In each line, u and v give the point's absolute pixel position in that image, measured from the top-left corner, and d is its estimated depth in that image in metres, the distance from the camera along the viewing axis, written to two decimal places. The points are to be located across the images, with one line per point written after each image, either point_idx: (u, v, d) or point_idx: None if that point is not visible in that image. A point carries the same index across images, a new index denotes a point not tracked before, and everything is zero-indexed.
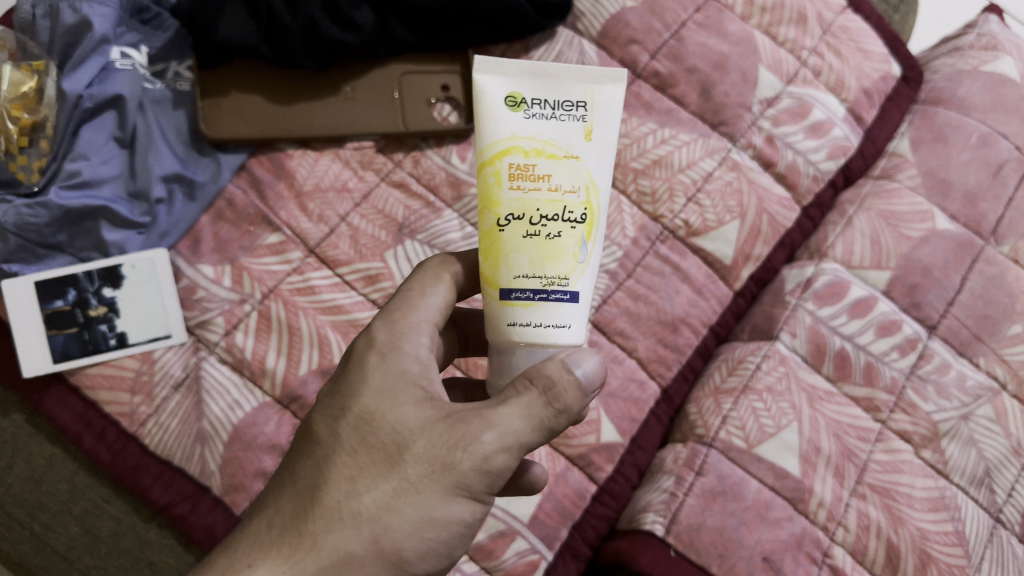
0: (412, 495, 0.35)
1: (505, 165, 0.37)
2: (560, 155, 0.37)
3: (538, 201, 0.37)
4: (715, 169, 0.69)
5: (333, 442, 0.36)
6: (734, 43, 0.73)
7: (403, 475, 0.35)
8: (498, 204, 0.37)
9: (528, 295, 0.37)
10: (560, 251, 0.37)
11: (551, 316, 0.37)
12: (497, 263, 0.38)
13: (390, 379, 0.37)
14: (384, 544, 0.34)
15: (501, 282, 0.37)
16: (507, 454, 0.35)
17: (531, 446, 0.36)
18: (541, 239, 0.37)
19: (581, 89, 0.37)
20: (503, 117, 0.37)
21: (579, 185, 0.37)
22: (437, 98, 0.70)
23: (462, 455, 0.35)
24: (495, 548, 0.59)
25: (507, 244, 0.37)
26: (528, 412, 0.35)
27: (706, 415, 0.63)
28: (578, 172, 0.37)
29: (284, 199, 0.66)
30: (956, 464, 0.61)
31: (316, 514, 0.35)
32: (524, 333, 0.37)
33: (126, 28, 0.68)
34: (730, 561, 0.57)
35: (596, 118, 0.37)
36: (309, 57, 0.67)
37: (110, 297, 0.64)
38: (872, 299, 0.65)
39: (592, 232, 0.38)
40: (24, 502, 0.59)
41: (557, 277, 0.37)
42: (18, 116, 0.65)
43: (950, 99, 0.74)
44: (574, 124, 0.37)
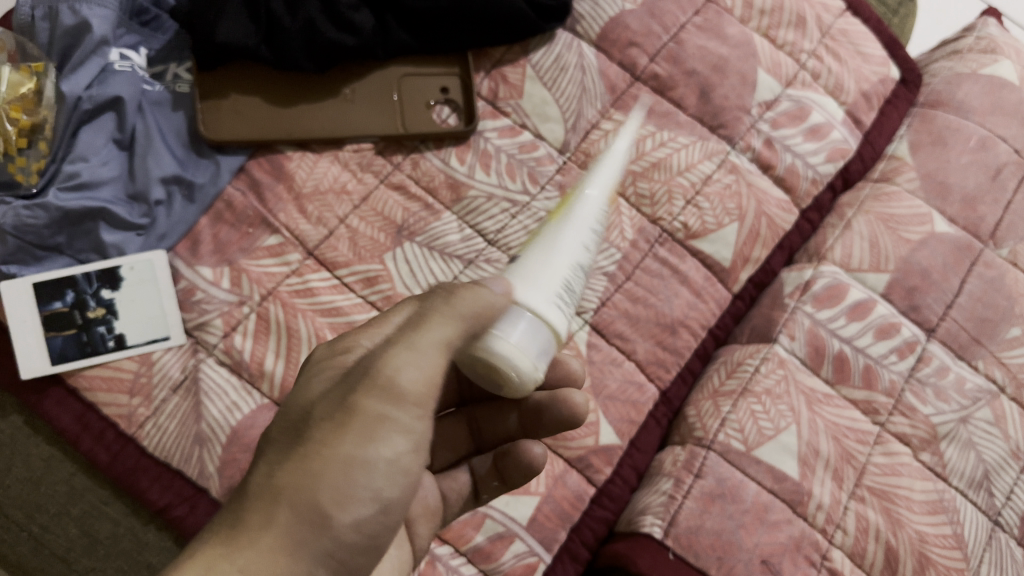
0: (324, 449, 0.34)
1: None
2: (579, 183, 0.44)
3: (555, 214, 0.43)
4: (714, 172, 0.69)
5: (264, 437, 0.37)
6: (733, 45, 0.73)
7: (314, 434, 0.35)
8: None
9: None
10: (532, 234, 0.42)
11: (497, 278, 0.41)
12: None
13: (304, 372, 0.39)
14: (302, 503, 0.33)
15: None
16: (414, 374, 0.35)
17: (444, 366, 0.36)
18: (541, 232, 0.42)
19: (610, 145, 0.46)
20: None
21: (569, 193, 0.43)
22: (436, 101, 0.70)
23: (366, 389, 0.35)
24: (493, 551, 0.59)
25: None
26: (431, 328, 0.36)
27: (704, 418, 0.63)
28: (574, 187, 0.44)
29: (283, 201, 0.66)
30: (954, 467, 0.61)
31: (243, 499, 0.34)
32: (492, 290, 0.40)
33: (125, 30, 0.69)
34: (729, 563, 0.57)
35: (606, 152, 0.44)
36: (309, 59, 0.67)
37: (109, 298, 0.64)
38: (871, 302, 0.65)
39: (556, 216, 0.41)
40: (22, 504, 0.59)
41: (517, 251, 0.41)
42: (17, 117, 0.64)
43: (948, 102, 0.75)
44: None
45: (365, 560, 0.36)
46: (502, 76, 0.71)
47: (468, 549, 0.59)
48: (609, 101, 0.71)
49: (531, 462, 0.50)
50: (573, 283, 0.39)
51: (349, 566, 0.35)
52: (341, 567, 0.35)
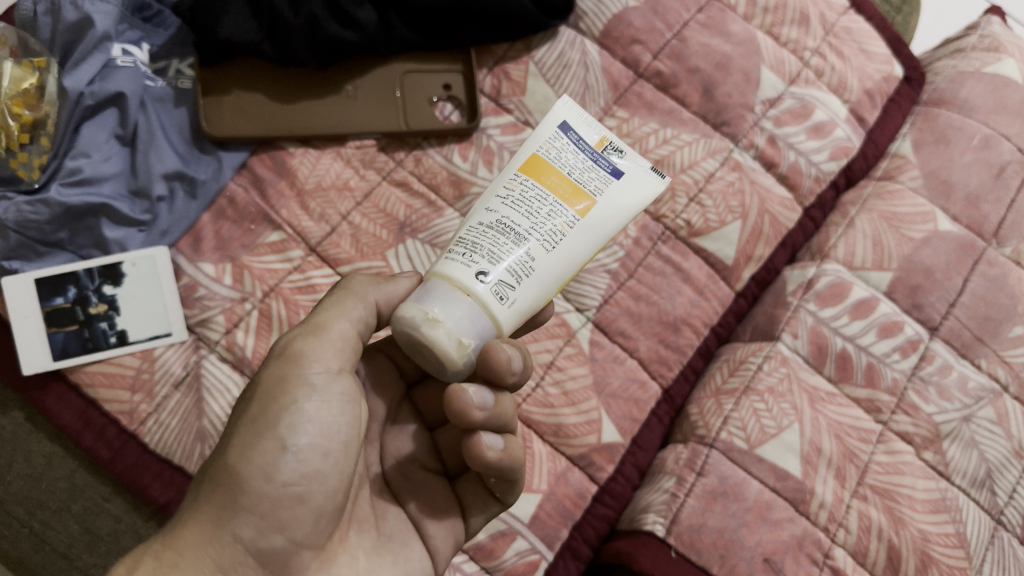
0: (243, 417, 0.42)
1: None
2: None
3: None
4: (717, 170, 0.69)
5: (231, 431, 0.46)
6: (736, 43, 0.73)
7: (234, 414, 0.44)
8: None
9: None
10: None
11: None
12: None
13: None
14: (220, 468, 0.41)
15: None
16: (300, 344, 0.43)
17: (330, 335, 0.43)
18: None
19: None
20: None
21: None
22: (439, 98, 0.70)
23: (270, 363, 0.43)
24: (494, 548, 0.59)
25: None
26: (317, 312, 0.45)
27: (707, 416, 0.63)
28: None
29: (285, 198, 0.66)
30: (957, 466, 0.61)
31: (193, 481, 0.44)
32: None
33: (127, 26, 0.68)
34: (731, 562, 0.57)
35: None
36: (311, 55, 0.67)
37: (111, 294, 0.63)
38: (874, 300, 0.65)
39: None
40: (23, 500, 0.59)
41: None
42: (19, 112, 0.64)
43: (952, 100, 0.74)
44: None
45: (292, 510, 0.41)
46: (506, 73, 0.71)
47: (469, 547, 0.59)
48: (611, 98, 0.71)
49: (489, 455, 0.43)
50: (475, 238, 0.40)
51: (275, 516, 0.41)
52: (267, 518, 0.41)
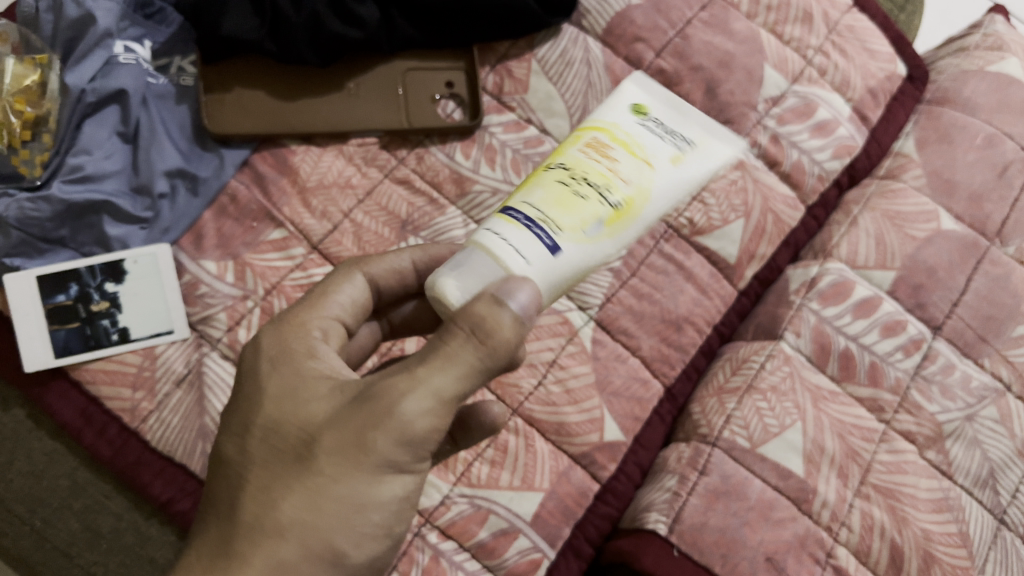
0: (332, 486, 0.33)
1: (590, 135, 0.39)
2: (638, 154, 0.38)
3: (591, 167, 0.37)
4: (720, 168, 0.69)
5: (242, 458, 0.36)
6: (739, 41, 0.73)
7: (318, 470, 0.34)
8: (559, 156, 0.39)
9: (520, 218, 0.36)
10: (577, 207, 0.36)
11: (517, 239, 0.35)
12: (519, 189, 0.38)
13: (293, 382, 0.36)
14: (314, 540, 0.33)
15: (510, 202, 0.37)
16: (429, 419, 0.33)
17: (455, 409, 0.34)
18: (567, 187, 0.36)
19: (698, 134, 0.41)
20: (618, 112, 0.41)
21: (633, 182, 0.38)
22: (441, 95, 0.70)
23: (379, 427, 0.33)
24: (497, 547, 0.59)
25: (539, 179, 0.38)
26: (450, 368, 0.33)
27: (709, 415, 0.63)
28: (642, 175, 0.38)
29: (287, 195, 0.66)
30: (960, 466, 0.61)
31: (235, 529, 0.34)
32: (488, 240, 0.35)
33: (129, 23, 0.68)
34: (733, 561, 0.57)
35: (687, 155, 0.40)
36: (314, 52, 0.67)
37: (113, 291, 0.63)
38: (877, 299, 0.65)
39: (612, 222, 0.37)
40: (24, 498, 0.59)
41: (552, 220, 0.35)
42: (21, 109, 0.65)
43: (955, 99, 0.74)
44: (669, 147, 0.40)
45: None
46: (508, 71, 0.71)
47: (471, 545, 0.59)
48: None
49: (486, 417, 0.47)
50: None
51: None
52: None
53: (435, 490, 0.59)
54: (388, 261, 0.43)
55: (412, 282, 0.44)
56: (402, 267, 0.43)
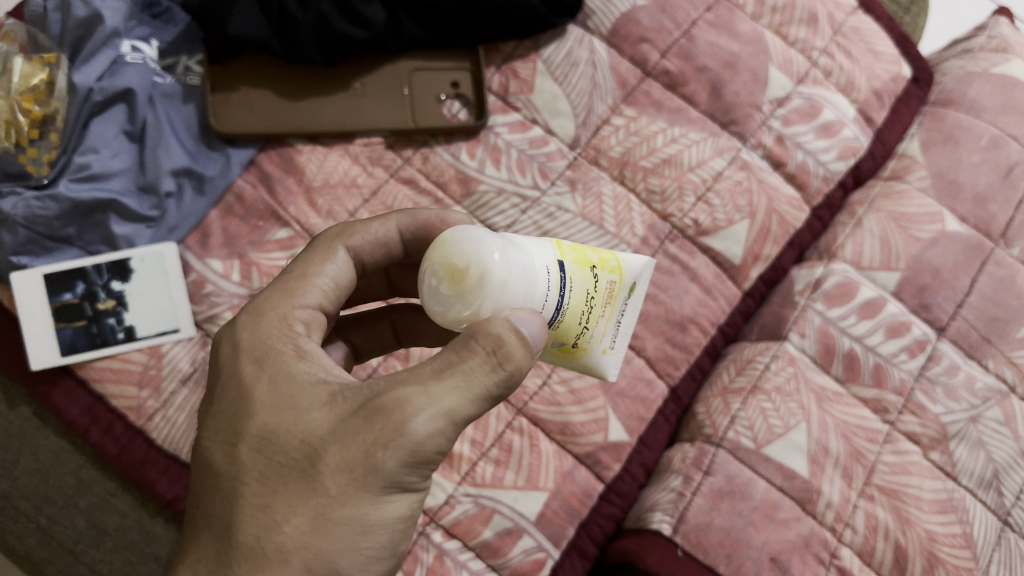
0: (336, 508, 0.33)
1: (616, 281, 0.41)
2: (609, 327, 0.42)
3: (596, 308, 0.40)
4: (725, 169, 0.69)
5: (236, 471, 0.35)
6: (744, 42, 0.73)
7: (322, 489, 0.33)
8: (603, 270, 0.40)
9: (561, 289, 0.37)
10: (568, 327, 0.38)
11: (550, 300, 0.36)
12: (575, 260, 0.38)
13: (288, 392, 0.35)
14: (318, 564, 0.33)
15: (564, 262, 0.37)
16: (437, 440, 0.33)
17: (464, 425, 0.34)
18: (583, 303, 0.38)
19: (620, 348, 0.44)
20: (630, 281, 0.43)
21: (588, 343, 0.41)
22: (447, 95, 0.71)
23: (386, 447, 0.33)
24: (501, 546, 0.59)
25: (586, 272, 0.38)
26: (460, 387, 0.33)
27: (714, 415, 0.63)
28: (595, 341, 0.41)
29: (293, 195, 0.66)
30: (964, 467, 0.61)
31: (235, 549, 0.34)
32: (541, 271, 0.35)
33: (136, 23, 0.68)
34: (738, 561, 0.57)
35: (611, 359, 0.43)
36: (321, 53, 0.67)
37: (119, 290, 0.64)
38: (881, 300, 0.65)
39: (553, 350, 0.40)
40: (30, 495, 0.59)
41: (560, 316, 0.37)
42: (29, 108, 0.65)
43: (960, 100, 0.74)
44: (611, 342, 0.43)
45: None
46: (513, 71, 0.71)
47: (475, 545, 0.59)
48: (619, 97, 0.71)
49: None
50: None
51: None
52: None
53: (439, 489, 0.59)
54: (370, 231, 0.43)
55: (396, 251, 0.45)
56: (387, 237, 0.44)
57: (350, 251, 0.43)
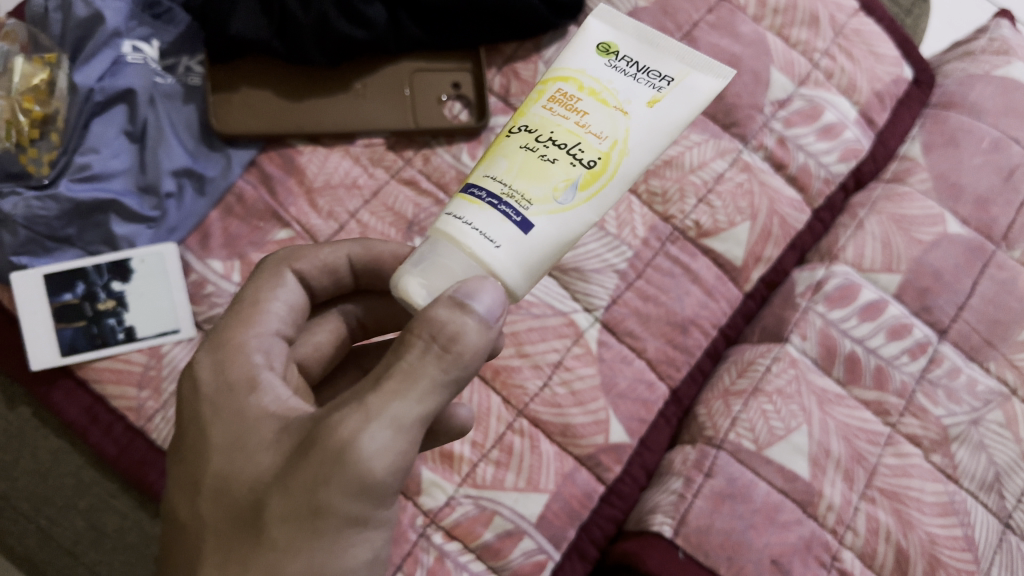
0: (288, 559, 0.32)
1: (556, 88, 0.39)
2: (610, 103, 0.38)
3: (557, 125, 0.37)
4: (726, 170, 0.69)
5: (199, 523, 0.36)
6: (745, 44, 0.72)
7: (271, 537, 0.33)
8: (524, 114, 0.38)
9: (481, 196, 0.36)
10: (546, 175, 0.36)
11: (484, 221, 0.35)
12: (483, 162, 0.38)
13: (240, 433, 0.35)
14: None
15: (473, 178, 0.37)
16: (381, 469, 0.32)
17: (415, 444, 0.33)
18: (534, 152, 0.36)
19: (676, 68, 0.39)
20: (590, 57, 0.40)
21: (608, 134, 0.37)
22: (448, 97, 0.70)
23: (329, 487, 0.32)
24: (502, 547, 0.59)
25: (503, 148, 0.37)
26: (402, 408, 0.32)
27: (715, 417, 0.63)
28: (617, 124, 0.37)
29: (294, 195, 0.66)
30: (965, 469, 0.61)
31: None
32: (449, 224, 0.35)
33: (137, 23, 0.68)
34: (739, 563, 0.57)
35: (667, 95, 0.39)
36: (321, 53, 0.67)
37: (119, 290, 0.63)
38: (883, 302, 0.65)
39: (590, 186, 0.36)
40: (29, 496, 0.59)
41: (520, 194, 0.35)
42: (30, 108, 0.65)
43: (961, 103, 0.74)
44: (644, 90, 0.39)
45: None
46: (515, 73, 0.71)
47: (476, 546, 0.59)
48: None
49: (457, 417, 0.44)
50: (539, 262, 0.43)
51: None
52: None
53: (440, 491, 0.59)
54: (320, 256, 0.44)
55: (344, 276, 0.46)
56: (336, 263, 0.45)
57: (298, 275, 0.43)
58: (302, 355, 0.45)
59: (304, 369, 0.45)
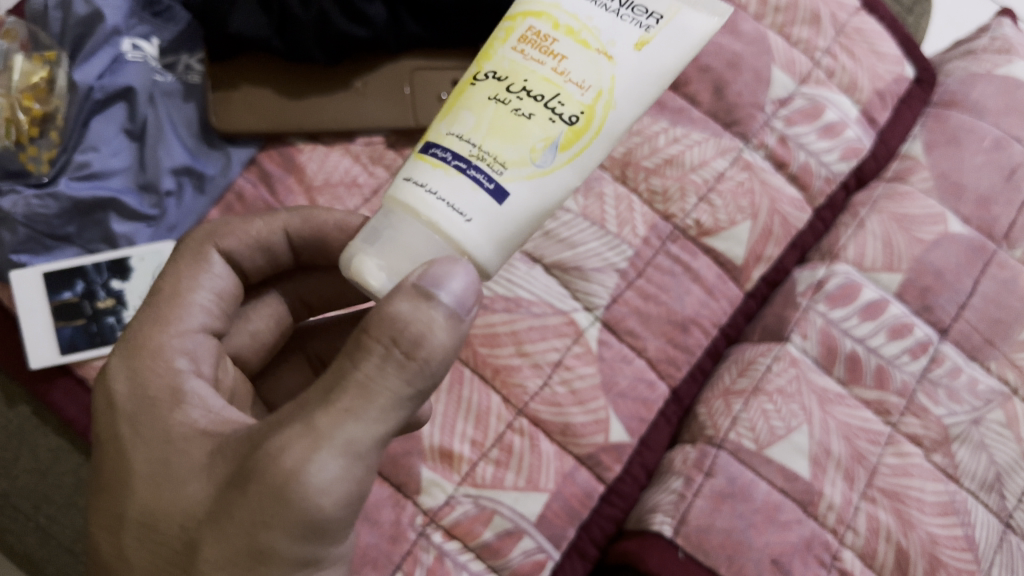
0: None
1: (528, 26, 0.35)
2: (591, 46, 0.35)
3: (531, 73, 0.34)
4: (727, 169, 0.69)
5: (125, 556, 0.36)
6: (746, 42, 0.72)
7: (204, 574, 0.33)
8: (491, 59, 0.36)
9: (446, 159, 0.34)
10: (523, 133, 0.34)
11: (452, 189, 0.33)
12: (448, 115, 0.35)
13: (170, 463, 0.35)
14: None
15: (436, 134, 0.35)
16: (327, 504, 0.32)
17: (369, 468, 0.33)
18: (504, 105, 0.34)
19: (665, 5, 0.36)
20: None
21: (591, 84, 0.34)
22: (448, 94, 0.69)
23: (274, 530, 0.32)
24: (502, 547, 0.59)
25: (469, 99, 0.35)
26: (350, 436, 0.32)
27: (715, 416, 0.63)
28: (600, 72, 0.34)
29: (294, 193, 0.66)
30: (966, 469, 0.61)
31: None
32: (412, 191, 0.34)
33: (137, 20, 0.68)
34: (739, 562, 0.57)
35: (656, 36, 0.36)
36: (321, 50, 0.67)
37: (118, 289, 0.63)
38: (884, 302, 0.65)
39: (571, 145, 0.34)
40: (30, 494, 0.59)
41: (493, 156, 0.34)
42: (29, 106, 0.65)
43: (963, 101, 0.74)
44: (630, 29, 0.35)
45: None
46: None
47: (475, 546, 0.59)
48: None
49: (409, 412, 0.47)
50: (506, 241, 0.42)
51: None
52: None
53: (439, 489, 0.59)
54: (250, 231, 0.44)
55: (280, 251, 0.45)
56: (270, 238, 0.45)
57: (224, 252, 0.43)
58: (238, 346, 0.46)
59: (239, 359, 0.46)
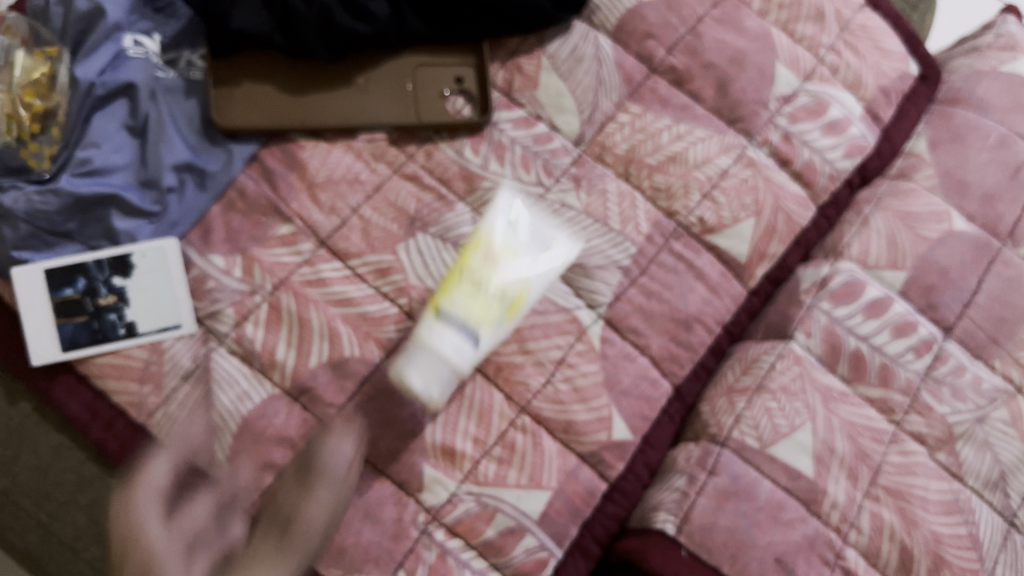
0: None
1: (483, 252, 0.62)
2: (520, 265, 0.62)
3: (489, 279, 0.60)
4: (730, 166, 0.68)
5: None
6: (750, 39, 0.72)
7: None
8: (466, 265, 0.61)
9: (447, 328, 0.58)
10: (487, 314, 0.60)
11: (450, 346, 0.58)
12: (441, 304, 0.60)
13: None
14: None
15: (435, 313, 0.59)
16: None
17: None
18: (476, 295, 0.60)
19: (556, 237, 0.64)
20: (502, 231, 0.62)
21: (521, 286, 0.61)
22: (450, 91, 0.69)
23: None
24: (504, 545, 0.58)
25: (454, 292, 0.60)
26: None
27: (719, 414, 0.62)
28: (525, 281, 0.61)
29: (296, 190, 0.66)
30: (970, 468, 0.61)
31: None
32: (428, 347, 0.58)
33: (138, 17, 0.68)
34: (742, 561, 0.57)
35: (554, 257, 0.63)
36: (323, 46, 0.66)
37: (120, 285, 0.62)
38: (888, 300, 0.65)
39: (512, 317, 0.61)
40: (30, 492, 0.59)
41: (473, 326, 0.59)
42: (30, 102, 0.65)
43: (968, 99, 0.74)
44: (538, 253, 0.63)
45: None
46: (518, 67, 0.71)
47: (478, 544, 0.59)
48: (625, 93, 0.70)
49: None
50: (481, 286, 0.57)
51: None
52: None
53: (442, 487, 0.59)
54: None
55: None
56: None
57: None
58: None
59: None
